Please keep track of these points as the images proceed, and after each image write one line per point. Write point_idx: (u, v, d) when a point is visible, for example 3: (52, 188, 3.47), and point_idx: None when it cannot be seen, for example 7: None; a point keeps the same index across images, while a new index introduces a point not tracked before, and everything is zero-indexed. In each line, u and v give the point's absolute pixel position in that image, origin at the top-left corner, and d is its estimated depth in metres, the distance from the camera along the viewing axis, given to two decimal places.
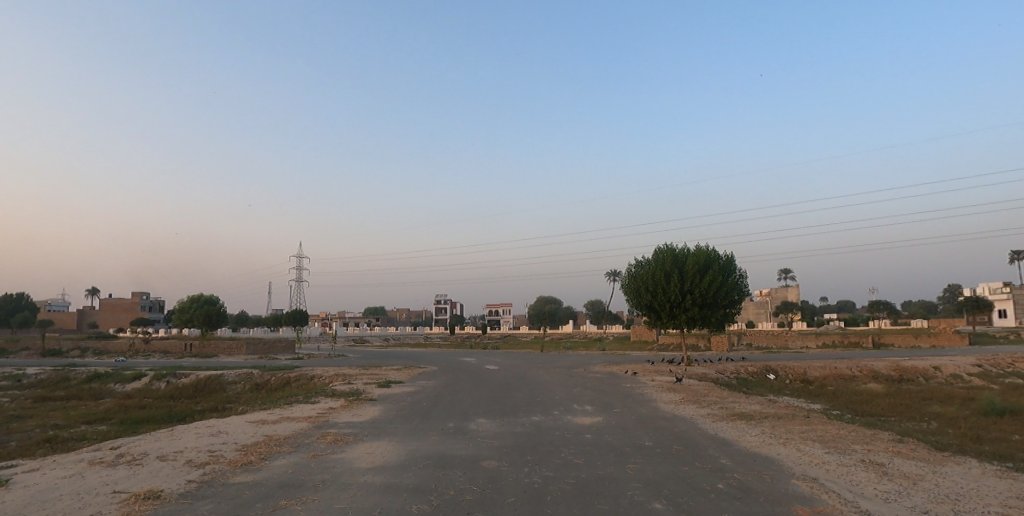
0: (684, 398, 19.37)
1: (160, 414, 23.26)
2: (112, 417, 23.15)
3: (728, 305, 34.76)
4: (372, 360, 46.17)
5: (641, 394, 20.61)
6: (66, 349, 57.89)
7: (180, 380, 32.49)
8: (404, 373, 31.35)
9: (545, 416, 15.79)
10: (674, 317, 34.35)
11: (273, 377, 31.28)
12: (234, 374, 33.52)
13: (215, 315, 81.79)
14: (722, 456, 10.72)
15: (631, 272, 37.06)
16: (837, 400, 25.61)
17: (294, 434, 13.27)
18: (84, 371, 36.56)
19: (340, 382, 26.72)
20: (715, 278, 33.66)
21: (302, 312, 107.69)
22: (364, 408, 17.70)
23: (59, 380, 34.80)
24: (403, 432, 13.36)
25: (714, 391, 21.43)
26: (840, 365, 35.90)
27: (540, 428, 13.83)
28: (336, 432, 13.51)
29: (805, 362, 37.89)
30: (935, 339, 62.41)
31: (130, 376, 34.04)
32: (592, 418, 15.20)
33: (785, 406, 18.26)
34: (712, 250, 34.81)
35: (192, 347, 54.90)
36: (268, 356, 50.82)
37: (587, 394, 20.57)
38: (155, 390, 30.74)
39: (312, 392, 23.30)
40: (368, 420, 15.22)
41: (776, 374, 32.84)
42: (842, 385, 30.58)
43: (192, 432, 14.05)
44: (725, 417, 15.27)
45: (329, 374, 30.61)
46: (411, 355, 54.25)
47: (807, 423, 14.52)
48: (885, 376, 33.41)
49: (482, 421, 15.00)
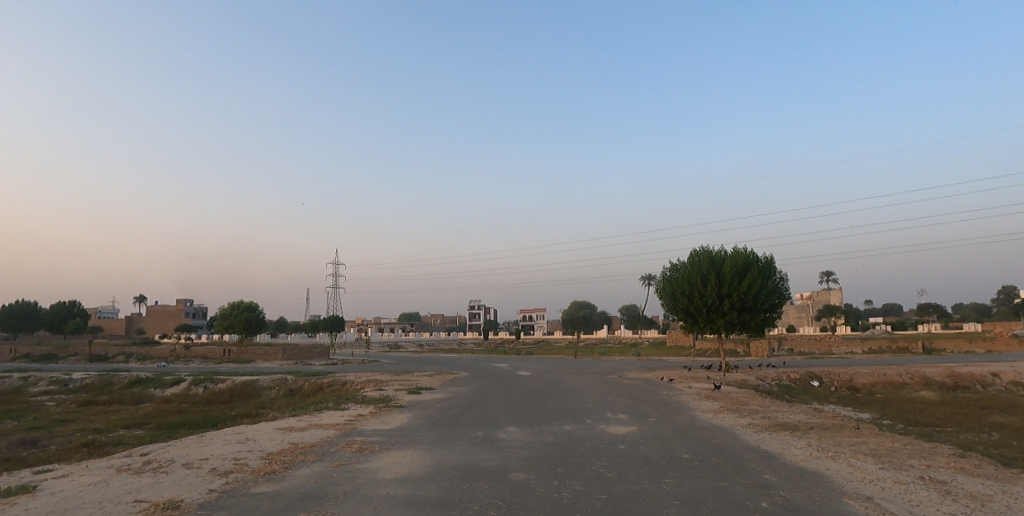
0: (723, 407, 18.51)
1: (195, 419, 23.59)
2: (149, 422, 23.58)
3: (768, 309, 33.52)
4: (405, 366, 46.26)
5: (678, 402, 19.81)
6: (112, 354, 59.99)
7: (217, 386, 33.05)
8: (435, 379, 31.19)
9: (577, 425, 15.24)
10: (711, 322, 33.31)
11: (306, 383, 31.54)
12: (269, 380, 33.95)
13: (254, 321, 83.85)
14: (765, 471, 10.02)
15: (666, 276, 36.14)
16: (887, 409, 24.25)
17: (321, 441, 13.10)
18: (127, 376, 37.65)
19: (371, 388, 26.71)
20: (754, 281, 32.47)
21: (339, 318, 109.30)
22: (392, 415, 17.47)
23: (104, 384, 35.93)
24: (430, 441, 13.03)
25: (756, 399, 20.49)
26: (890, 371, 34.13)
27: (571, 438, 13.31)
28: (364, 440, 13.30)
29: (851, 369, 36.18)
30: (992, 344, 59.03)
31: (170, 381, 34.86)
32: (625, 428, 14.59)
33: (832, 415, 17.25)
34: (750, 253, 33.64)
35: (230, 352, 56.11)
36: (303, 361, 51.51)
37: (622, 402, 19.89)
38: (192, 395, 31.34)
39: (343, 398, 23.28)
40: (396, 428, 14.96)
41: (821, 380, 31.38)
42: (893, 393, 28.99)
43: (220, 438, 14.05)
44: (768, 427, 14.45)
45: (361, 380, 30.69)
46: (444, 361, 54.16)
47: (858, 435, 13.60)
48: (939, 384, 31.57)
49: (511, 430, 14.56)
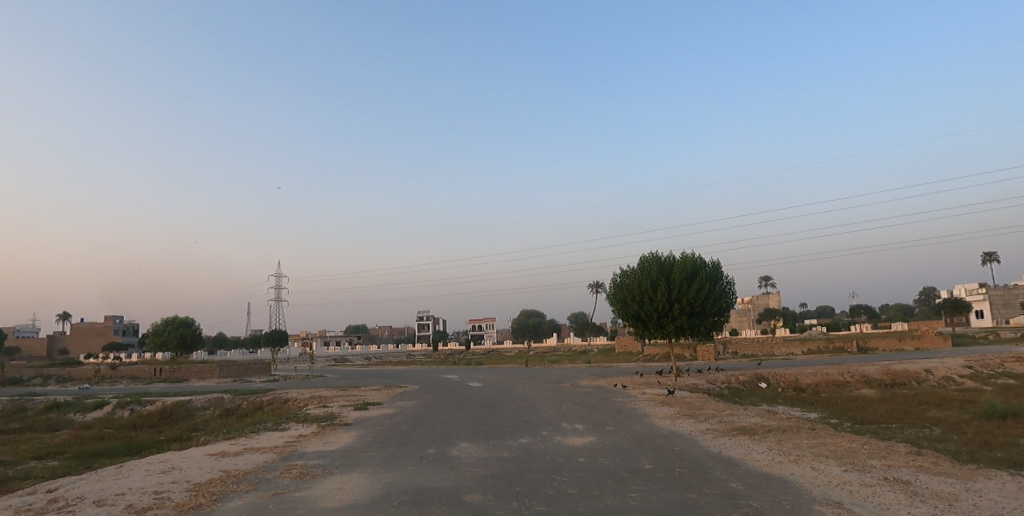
0: (679, 413, 18.32)
1: (118, 445, 21.52)
2: (65, 451, 21.37)
3: (716, 313, 34.01)
4: (353, 381, 44.43)
5: (635, 410, 19.48)
6: (28, 377, 55.16)
7: (145, 408, 30.63)
8: (384, 394, 30.00)
9: (534, 437, 14.62)
10: (662, 327, 33.55)
11: (245, 401, 29.66)
12: (203, 399, 31.76)
13: (190, 337, 79.39)
14: (731, 480, 9.68)
15: (617, 282, 36.20)
16: (833, 408, 24.88)
17: (255, 468, 11.91)
18: (43, 400, 34.46)
19: (314, 405, 25.24)
20: (702, 286, 32.93)
21: (282, 332, 105.15)
22: (337, 434, 16.34)
23: (15, 410, 32.70)
24: (377, 463, 12.05)
25: (710, 404, 20.54)
26: (831, 371, 35.28)
27: (528, 452, 12.66)
28: (305, 463, 12.22)
29: (795, 369, 37.23)
30: (919, 342, 62.54)
31: (91, 404, 32.04)
32: (584, 438, 14.12)
33: (787, 417, 17.31)
34: (698, 258, 34.17)
35: (162, 371, 52.61)
36: (242, 378, 48.76)
37: (578, 412, 19.44)
38: (117, 419, 28.88)
39: (284, 417, 21.81)
40: (340, 449, 13.88)
41: (768, 382, 32.15)
42: (835, 392, 29.93)
43: (142, 469, 12.60)
44: (726, 432, 14.28)
45: (304, 397, 29.15)
46: (393, 374, 52.61)
47: (814, 436, 13.62)
48: (877, 381, 32.87)
49: (465, 446, 13.76)
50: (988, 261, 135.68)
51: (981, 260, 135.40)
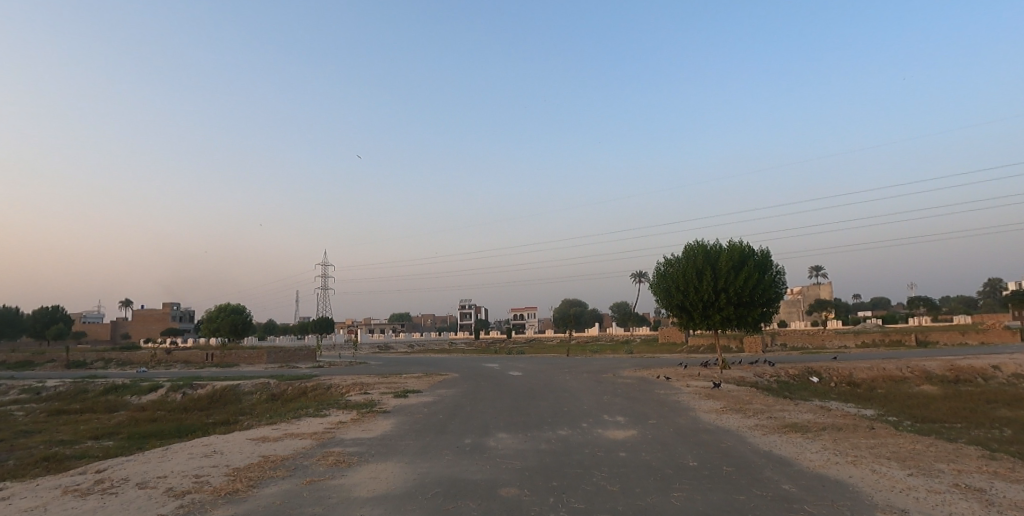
0: (725, 407, 17.57)
1: (169, 427, 22.31)
2: (120, 432, 22.29)
3: (765, 303, 32.69)
4: (395, 368, 45.04)
5: (678, 403, 18.82)
6: (91, 360, 58.20)
7: (196, 392, 31.73)
8: (424, 382, 30.13)
9: (573, 429, 14.23)
10: (708, 317, 32.49)
11: (290, 387, 30.33)
12: (250, 384, 32.66)
13: (241, 324, 82.29)
14: (783, 481, 9.06)
15: (660, 271, 35.25)
16: (891, 405, 23.50)
17: (293, 454, 11.96)
18: (103, 382, 36.23)
19: (356, 392, 25.51)
20: (751, 276, 31.68)
21: (328, 320, 107.97)
22: (376, 422, 16.37)
23: (78, 391, 34.49)
24: (412, 452, 11.91)
25: (758, 398, 19.67)
26: (889, 365, 33.44)
27: (566, 445, 12.28)
28: (342, 451, 12.21)
29: (849, 363, 35.49)
30: (985, 336, 58.83)
31: (147, 387, 33.44)
32: (625, 432, 13.62)
33: (843, 414, 16.33)
34: (746, 246, 32.85)
35: (214, 356, 54.64)
36: (288, 364, 50.11)
37: (619, 404, 18.88)
38: (170, 402, 30.01)
39: (325, 403, 22.08)
40: (377, 436, 13.85)
41: (820, 376, 30.71)
42: (894, 387, 28.34)
43: (186, 452, 12.86)
44: (776, 429, 13.52)
45: (346, 383, 29.55)
46: (433, 363, 53.04)
47: (873, 435, 12.71)
48: (939, 377, 30.95)
49: (502, 436, 13.51)
50: None
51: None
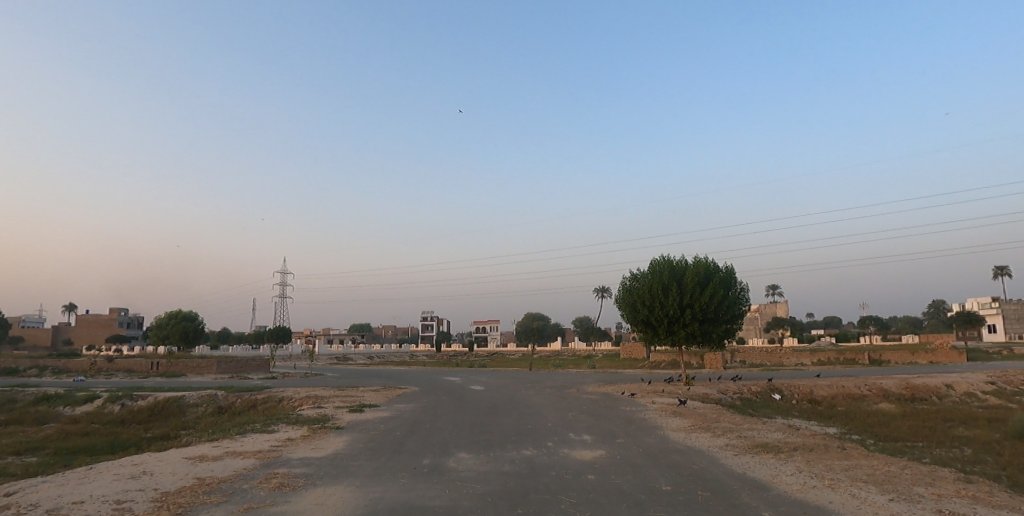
0: (694, 425, 17.18)
1: (102, 442, 20.59)
2: (46, 447, 20.44)
3: (729, 320, 32.78)
4: (352, 380, 43.45)
5: (646, 421, 18.34)
6: (24, 367, 54.37)
7: (136, 403, 29.73)
8: (383, 395, 28.97)
9: (538, 449, 13.50)
10: (672, 333, 32.39)
11: (239, 399, 28.69)
12: (196, 395, 30.83)
13: (193, 332, 78.82)
14: (762, 508, 8.54)
15: (626, 285, 35.06)
16: (852, 423, 23.65)
17: (233, 476, 10.84)
18: (34, 392, 33.62)
19: (308, 405, 24.21)
20: (715, 292, 31.75)
21: (285, 329, 105.25)
22: (328, 439, 15.27)
23: (5, 401, 31.91)
24: (366, 474, 10.97)
25: (725, 416, 19.38)
26: (847, 383, 33.91)
27: (532, 466, 11.56)
28: (288, 472, 11.15)
29: (810, 381, 35.89)
30: (933, 355, 60.93)
31: (81, 398, 31.12)
32: (593, 452, 12.97)
33: (811, 433, 16.10)
34: (711, 262, 33.00)
35: (160, 365, 51.84)
36: (240, 375, 47.83)
37: (585, 421, 18.26)
38: (106, 414, 27.99)
39: (274, 418, 20.74)
40: (328, 455, 12.82)
41: (782, 393, 30.89)
42: (853, 405, 28.68)
43: (111, 472, 11.56)
44: (747, 449, 13.12)
45: (299, 396, 28.14)
46: (394, 375, 51.59)
47: (845, 456, 12.44)
48: (896, 395, 31.53)
49: (463, 456, 12.69)
50: (1000, 274, 133.82)
51: (993, 274, 133.92)
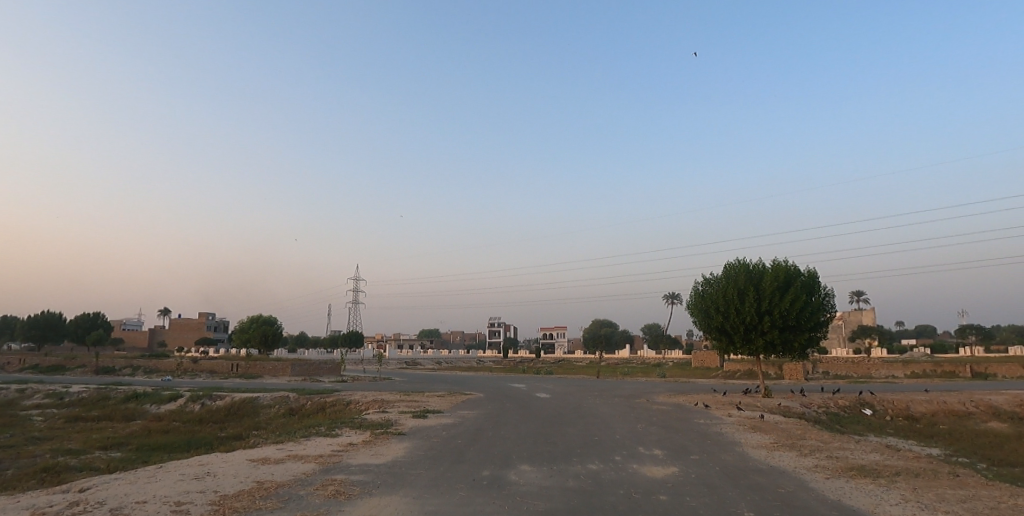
0: (776, 442, 15.74)
1: (180, 440, 21.50)
2: (130, 443, 21.53)
3: (813, 328, 30.43)
4: (418, 385, 43.83)
5: (721, 435, 17.05)
6: (121, 367, 58.70)
7: (214, 403, 31.16)
8: (446, 402, 28.85)
9: (605, 463, 12.66)
10: (749, 341, 30.48)
11: (308, 402, 29.42)
12: (269, 397, 31.94)
13: (272, 335, 82.56)
14: None
15: (698, 290, 33.38)
16: (958, 444, 21.15)
17: (291, 481, 10.74)
18: (125, 390, 35.97)
19: (373, 410, 24.34)
20: (797, 298, 29.56)
21: (357, 334, 108.73)
22: (388, 445, 15.06)
23: (100, 398, 34.33)
24: (423, 484, 10.56)
25: (812, 433, 17.74)
26: (950, 398, 30.60)
27: (597, 483, 10.77)
28: (345, 479, 10.94)
29: (905, 395, 32.72)
30: None
31: (166, 396, 32.99)
32: (665, 469, 12.00)
33: (914, 456, 14.31)
34: (792, 266, 30.80)
35: (239, 366, 54.55)
36: (312, 378, 49.46)
37: (655, 434, 17.16)
38: (187, 413, 29.49)
39: (338, 421, 20.89)
40: (387, 463, 12.55)
41: (874, 408, 28.27)
42: (958, 423, 25.79)
43: (178, 472, 11.78)
44: (840, 472, 11.71)
45: (366, 400, 28.48)
46: (458, 381, 51.71)
47: (961, 484, 10.82)
48: (1009, 414, 28.09)
49: (525, 469, 12.06)
50: None
51: None
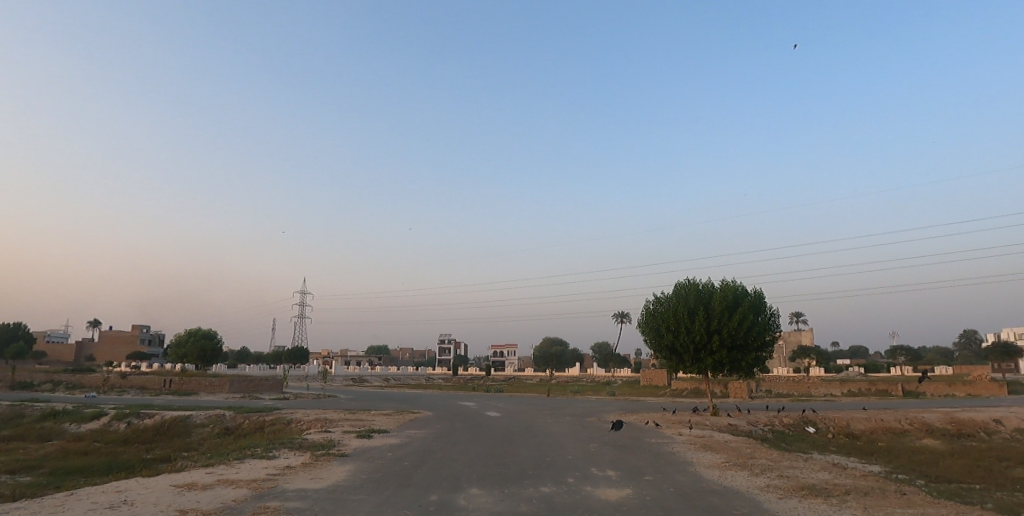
0: (728, 461, 15.74)
1: (99, 463, 19.73)
2: (41, 466, 19.61)
3: (760, 348, 31.12)
4: (365, 403, 42.29)
5: (674, 455, 16.94)
6: (39, 382, 54.32)
7: (143, 422, 29.03)
8: (394, 420, 27.82)
9: (558, 486, 12.24)
10: (699, 360, 30.87)
11: (246, 420, 27.78)
12: (204, 415, 30.02)
13: (211, 350, 78.50)
14: None
15: (650, 309, 33.66)
16: (896, 461, 21.85)
17: (219, 509, 9.80)
18: (42, 407, 33.11)
19: (316, 429, 23.13)
20: (744, 317, 30.16)
21: (303, 350, 105.26)
22: (329, 468, 14.15)
23: (12, 417, 31.43)
24: (366, 511, 9.83)
25: (761, 451, 17.87)
26: (886, 416, 31.80)
27: (551, 506, 10.31)
28: (279, 506, 10.06)
29: (845, 413, 33.83)
30: (971, 388, 57.92)
31: (89, 414, 30.57)
32: (619, 491, 11.67)
33: (860, 474, 14.54)
34: (740, 286, 31.51)
35: (172, 383, 51.42)
36: (252, 395, 47.07)
37: (609, 454, 16.87)
38: (111, 433, 27.32)
39: (277, 442, 19.67)
40: (328, 488, 11.70)
41: (817, 426, 29.02)
42: (895, 441, 26.73)
43: (89, 501, 10.56)
44: (792, 492, 11.66)
45: (308, 419, 27.11)
46: (407, 399, 50.33)
47: (908, 503, 10.93)
48: (940, 431, 29.39)
49: (475, 493, 11.49)
50: None
51: None
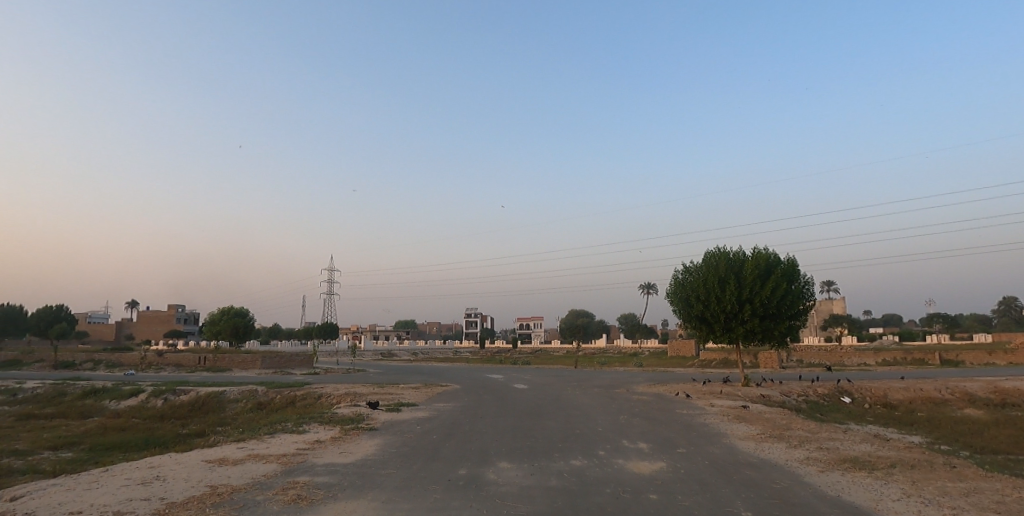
0: (763, 433, 15.29)
1: (137, 439, 20.21)
2: (82, 442, 20.15)
3: (793, 316, 30.26)
4: (393, 377, 42.75)
5: (706, 426, 16.56)
6: (82, 361, 56.30)
7: (178, 398, 29.73)
8: (422, 394, 27.94)
9: (589, 459, 11.97)
10: (729, 330, 30.22)
11: (277, 395, 28.21)
12: (236, 390, 30.62)
13: (243, 327, 80.38)
14: None
15: (678, 279, 32.97)
16: (938, 431, 21.09)
17: (248, 485, 9.76)
18: (84, 385, 34.20)
19: (345, 404, 23.30)
20: (778, 285, 29.28)
21: (334, 326, 107.36)
22: (358, 442, 14.12)
23: (55, 395, 32.52)
24: (394, 486, 9.69)
25: (798, 422, 17.34)
26: (926, 385, 30.80)
27: (583, 481, 10.04)
28: (308, 481, 9.99)
29: (881, 382, 32.88)
30: (1013, 356, 55.97)
31: (127, 391, 31.46)
32: (652, 464, 11.33)
33: (904, 445, 13.95)
34: (772, 254, 30.55)
35: (206, 360, 52.76)
36: (283, 370, 48.06)
37: (639, 426, 16.57)
38: (148, 409, 28.03)
39: (307, 417, 19.83)
40: (356, 462, 11.62)
41: (852, 396, 28.27)
42: (935, 410, 25.88)
43: (123, 476, 10.67)
44: (834, 465, 11.18)
45: (338, 393, 27.40)
46: (434, 372, 50.74)
47: (960, 477, 10.35)
48: (983, 400, 28.35)
49: (504, 467, 11.27)
50: None
51: None
